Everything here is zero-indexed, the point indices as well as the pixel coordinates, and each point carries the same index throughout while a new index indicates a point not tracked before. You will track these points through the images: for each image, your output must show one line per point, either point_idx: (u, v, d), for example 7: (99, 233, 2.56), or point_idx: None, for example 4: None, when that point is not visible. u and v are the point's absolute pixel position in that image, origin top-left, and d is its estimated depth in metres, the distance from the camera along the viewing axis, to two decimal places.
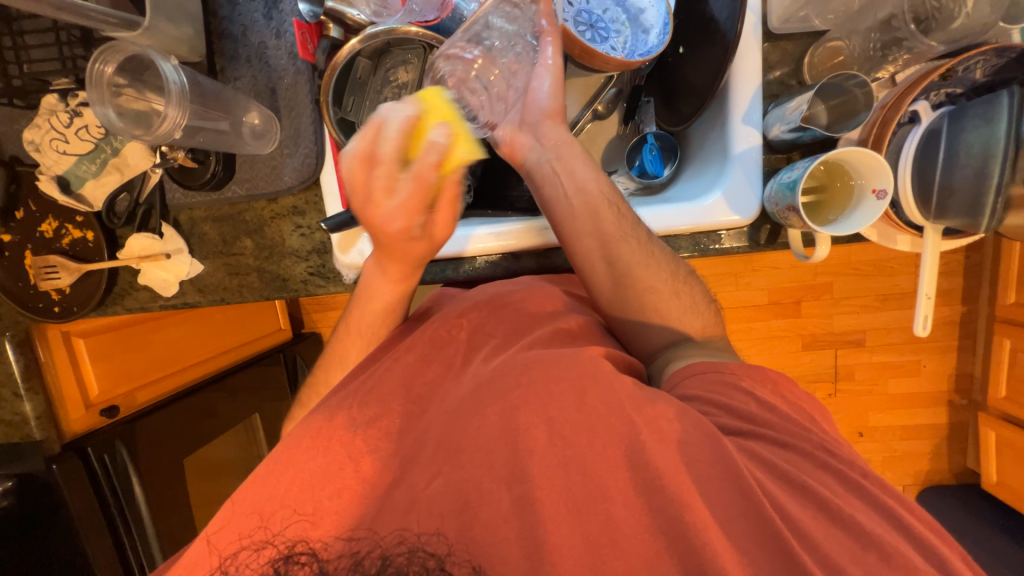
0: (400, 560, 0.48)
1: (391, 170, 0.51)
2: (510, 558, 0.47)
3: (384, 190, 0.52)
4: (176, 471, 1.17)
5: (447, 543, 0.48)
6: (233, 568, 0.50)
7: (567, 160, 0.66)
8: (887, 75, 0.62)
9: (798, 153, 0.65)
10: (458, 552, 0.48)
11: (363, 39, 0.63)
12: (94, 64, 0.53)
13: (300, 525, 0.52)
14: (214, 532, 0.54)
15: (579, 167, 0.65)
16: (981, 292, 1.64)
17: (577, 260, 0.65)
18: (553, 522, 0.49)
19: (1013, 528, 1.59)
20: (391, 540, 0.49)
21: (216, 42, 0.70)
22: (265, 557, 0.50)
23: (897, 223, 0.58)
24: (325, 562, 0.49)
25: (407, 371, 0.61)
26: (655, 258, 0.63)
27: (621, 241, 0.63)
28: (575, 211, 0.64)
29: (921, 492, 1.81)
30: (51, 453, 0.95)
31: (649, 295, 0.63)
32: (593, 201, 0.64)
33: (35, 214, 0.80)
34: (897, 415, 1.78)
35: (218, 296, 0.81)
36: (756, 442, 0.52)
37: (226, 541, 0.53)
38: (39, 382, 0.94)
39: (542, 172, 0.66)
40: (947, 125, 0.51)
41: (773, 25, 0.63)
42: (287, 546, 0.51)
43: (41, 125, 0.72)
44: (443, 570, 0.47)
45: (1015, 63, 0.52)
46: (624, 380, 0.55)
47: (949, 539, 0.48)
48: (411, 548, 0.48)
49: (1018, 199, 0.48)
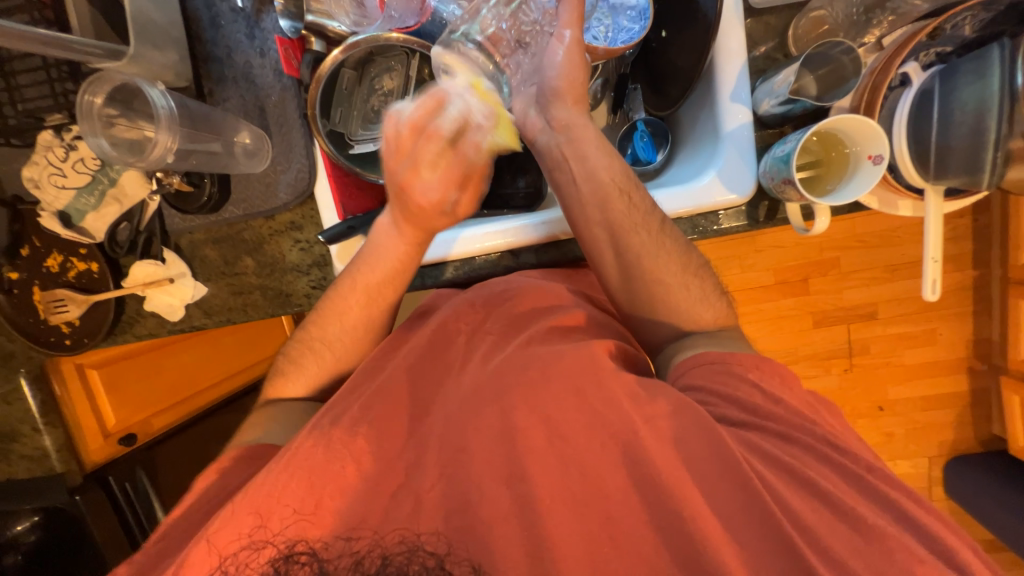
0: (400, 558, 0.50)
1: (438, 144, 0.58)
2: (515, 554, 0.50)
3: (419, 155, 0.58)
4: None
5: (446, 542, 0.50)
6: (233, 568, 0.50)
7: (578, 144, 0.63)
8: (873, 39, 0.62)
9: (790, 126, 0.64)
10: (457, 551, 0.50)
11: (344, 49, 0.63)
12: (83, 96, 0.54)
13: (299, 524, 0.51)
14: (210, 529, 0.51)
15: (592, 152, 0.62)
16: (992, 255, 1.61)
17: (587, 248, 0.64)
18: (562, 511, 0.50)
19: None
20: (391, 539, 0.51)
21: (202, 66, 0.71)
22: (265, 556, 0.50)
23: (897, 188, 0.57)
24: (325, 561, 0.50)
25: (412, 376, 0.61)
26: (668, 247, 0.61)
27: (631, 230, 0.61)
28: (584, 198, 0.63)
29: (948, 462, 1.78)
30: (73, 484, 0.96)
31: (657, 288, 0.62)
32: (603, 188, 0.62)
33: (40, 250, 0.81)
34: (917, 386, 1.75)
35: (223, 317, 0.81)
36: (754, 436, 0.52)
37: (223, 538, 0.50)
38: (57, 416, 0.95)
39: (551, 157, 0.65)
40: (939, 84, 0.50)
41: (753, 0, 0.62)
42: (287, 546, 0.51)
43: (39, 162, 0.73)
44: (443, 568, 0.49)
45: (1005, 16, 0.52)
46: (622, 377, 0.55)
47: None
48: (410, 548, 0.50)
49: (1018, 152, 0.47)
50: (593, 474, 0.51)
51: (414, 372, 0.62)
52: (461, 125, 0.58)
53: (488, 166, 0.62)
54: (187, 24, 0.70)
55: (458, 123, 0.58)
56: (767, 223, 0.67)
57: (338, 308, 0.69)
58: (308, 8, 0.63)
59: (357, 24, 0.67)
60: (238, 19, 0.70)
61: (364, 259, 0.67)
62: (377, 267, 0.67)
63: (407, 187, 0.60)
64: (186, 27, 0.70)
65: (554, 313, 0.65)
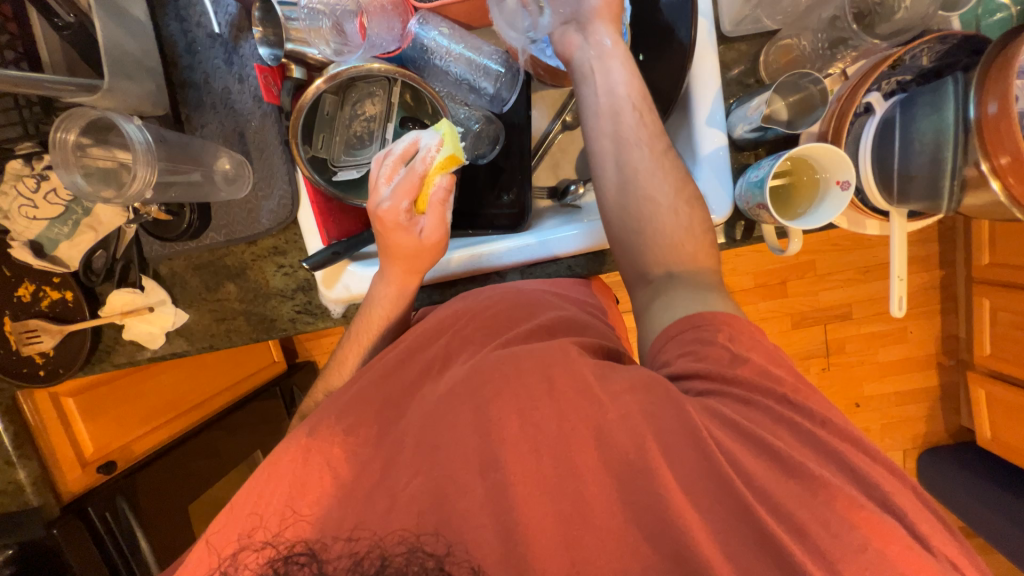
0: (399, 559, 0.48)
1: (390, 163, 0.64)
2: None
3: (381, 186, 0.64)
4: (182, 519, 1.16)
5: (446, 542, 0.48)
6: (233, 568, 0.50)
7: (607, 61, 0.63)
8: (839, 70, 0.64)
9: (764, 149, 0.66)
10: (458, 552, 0.48)
11: (326, 79, 0.63)
12: (55, 133, 0.53)
13: (297, 525, 0.51)
14: (212, 534, 0.53)
15: (615, 67, 0.63)
16: (956, 256, 1.69)
17: (592, 161, 0.65)
18: (555, 533, 0.48)
19: (1010, 481, 1.63)
20: (391, 539, 0.49)
21: (178, 92, 0.70)
22: (264, 557, 0.49)
23: (863, 210, 0.60)
24: (324, 561, 0.49)
25: (401, 399, 0.61)
26: (666, 167, 0.61)
27: (634, 144, 0.62)
28: (600, 108, 0.63)
29: (922, 454, 1.85)
30: (51, 517, 0.94)
31: (647, 207, 0.61)
32: (619, 102, 0.62)
33: (11, 280, 0.79)
34: (890, 382, 1.82)
35: (206, 343, 0.80)
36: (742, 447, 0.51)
37: (225, 540, 0.51)
38: (31, 448, 0.93)
39: (580, 72, 0.65)
40: (900, 113, 0.53)
41: (725, 29, 0.65)
42: (286, 547, 0.50)
43: (9, 192, 0.71)
44: (443, 569, 0.47)
45: (958, 48, 0.55)
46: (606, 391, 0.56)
47: (943, 514, 0.50)
48: (410, 549, 0.48)
49: (972, 180, 0.49)
50: (588, 487, 0.50)
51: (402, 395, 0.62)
52: (414, 152, 0.64)
53: (444, 187, 0.64)
54: (163, 51, 0.69)
55: (409, 150, 0.64)
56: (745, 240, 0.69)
57: (342, 348, 0.73)
58: (286, 36, 0.62)
59: (338, 54, 0.66)
60: (215, 45, 0.69)
61: (362, 315, 0.71)
62: (372, 319, 0.70)
63: (375, 219, 0.64)
64: (162, 52, 0.69)
65: (538, 314, 0.67)
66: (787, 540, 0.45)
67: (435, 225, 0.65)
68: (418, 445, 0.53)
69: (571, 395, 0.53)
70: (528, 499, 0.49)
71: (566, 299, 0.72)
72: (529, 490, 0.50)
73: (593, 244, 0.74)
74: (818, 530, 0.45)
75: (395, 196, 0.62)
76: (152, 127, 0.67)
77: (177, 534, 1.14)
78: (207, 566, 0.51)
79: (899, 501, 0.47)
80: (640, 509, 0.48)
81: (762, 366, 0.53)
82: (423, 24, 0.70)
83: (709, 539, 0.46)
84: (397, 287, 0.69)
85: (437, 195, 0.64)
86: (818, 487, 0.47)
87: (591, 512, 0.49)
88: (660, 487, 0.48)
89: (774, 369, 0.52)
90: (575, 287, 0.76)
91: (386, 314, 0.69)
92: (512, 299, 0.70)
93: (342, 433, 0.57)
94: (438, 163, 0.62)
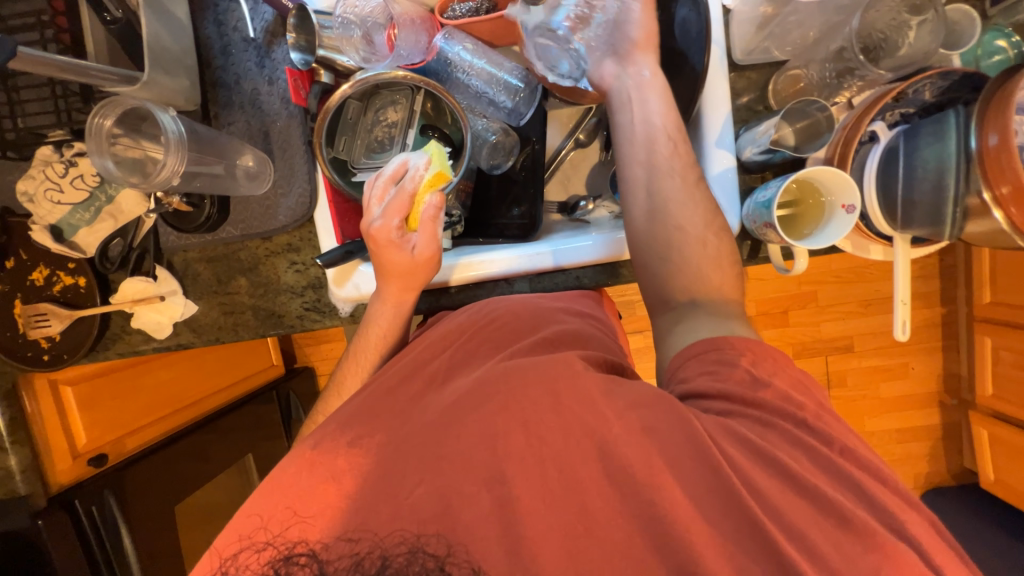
0: (399, 560, 0.47)
1: (380, 185, 0.66)
2: None
3: (373, 208, 0.66)
4: (168, 519, 1.13)
5: (447, 543, 0.48)
6: (233, 568, 0.49)
7: (644, 92, 0.65)
8: (845, 99, 0.67)
9: (771, 172, 0.69)
10: (458, 553, 0.47)
11: (352, 84, 0.66)
12: (94, 118, 0.55)
13: (300, 525, 0.50)
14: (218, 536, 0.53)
15: (652, 98, 0.64)
16: (958, 293, 1.70)
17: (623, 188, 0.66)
18: (556, 538, 0.48)
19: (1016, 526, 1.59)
20: (392, 540, 0.48)
21: (210, 90, 0.73)
22: (266, 556, 0.49)
23: (867, 235, 0.62)
24: (325, 561, 0.48)
25: (406, 397, 0.61)
26: (697, 198, 0.62)
27: (668, 173, 0.63)
28: (635, 137, 0.64)
29: (924, 494, 1.82)
30: (35, 507, 0.92)
31: (677, 236, 0.62)
32: (655, 132, 0.63)
33: (26, 264, 0.80)
34: (892, 418, 1.80)
35: (212, 336, 0.81)
36: None
37: (229, 539, 0.51)
38: (24, 435, 0.92)
39: (617, 101, 0.66)
40: (904, 142, 0.55)
41: (736, 57, 0.68)
42: (287, 547, 0.49)
43: (36, 177, 0.74)
44: (443, 569, 0.47)
45: (959, 84, 0.57)
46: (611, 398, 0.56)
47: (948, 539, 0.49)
48: (411, 549, 0.48)
49: (974, 209, 0.50)
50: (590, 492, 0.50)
51: (408, 394, 0.62)
52: (404, 173, 0.66)
53: (434, 202, 0.65)
54: (200, 52, 0.72)
55: (399, 171, 0.66)
56: (751, 259, 0.71)
57: (345, 362, 0.74)
58: (319, 43, 0.65)
59: (365, 62, 0.69)
60: (249, 48, 0.72)
61: (361, 333, 0.72)
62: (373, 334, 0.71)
63: (368, 239, 0.66)
64: (198, 53, 0.72)
65: (543, 330, 0.67)
66: (792, 556, 0.44)
67: (427, 241, 0.66)
68: (422, 444, 0.53)
69: (576, 399, 0.53)
70: (529, 502, 0.49)
71: (573, 310, 0.73)
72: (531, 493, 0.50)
73: (600, 256, 0.75)
74: (819, 545, 0.45)
75: (386, 215, 0.64)
76: (184, 120, 0.69)
77: (164, 533, 1.12)
78: (209, 565, 0.51)
79: (904, 522, 0.46)
80: (642, 517, 0.48)
81: (766, 381, 0.53)
82: (448, 39, 0.72)
83: (712, 552, 0.46)
84: (393, 306, 0.70)
85: (428, 213, 0.65)
86: (822, 504, 0.46)
87: (592, 519, 0.49)
88: (663, 496, 0.48)
89: (779, 383, 0.53)
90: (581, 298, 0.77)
91: (393, 314, 0.70)
92: (519, 311, 0.71)
93: (346, 428, 0.57)
94: (425, 181, 0.65)
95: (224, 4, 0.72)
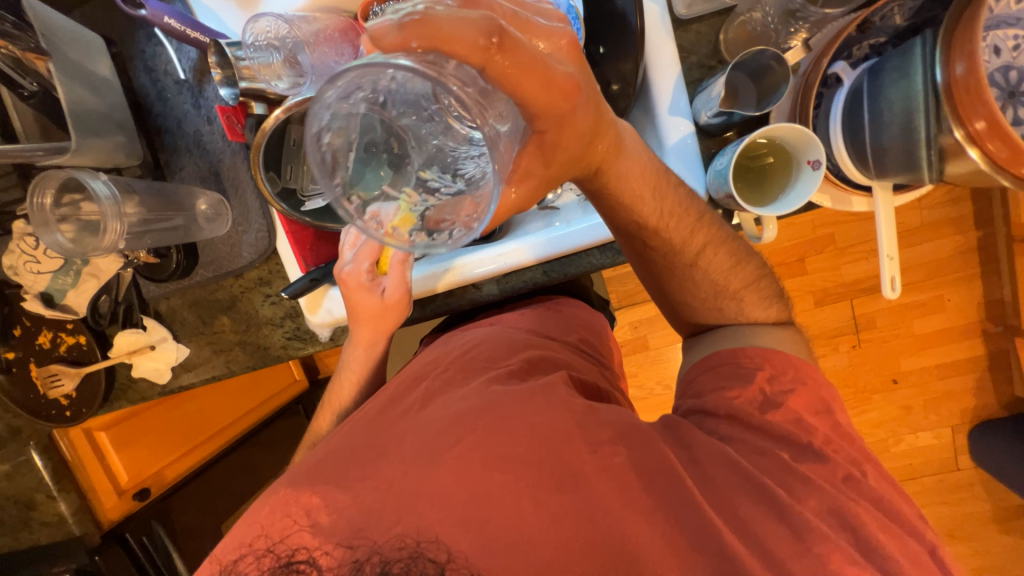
0: (399, 566, 0.47)
1: (354, 235, 0.71)
2: None
3: (345, 255, 0.71)
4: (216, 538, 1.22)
5: (448, 551, 0.48)
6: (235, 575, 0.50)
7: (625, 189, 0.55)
8: (800, 42, 0.61)
9: (734, 132, 0.63)
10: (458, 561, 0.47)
11: (284, 110, 0.62)
12: (32, 199, 0.57)
13: (299, 532, 0.51)
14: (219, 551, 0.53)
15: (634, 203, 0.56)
16: (995, 212, 1.55)
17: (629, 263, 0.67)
18: (542, 539, 0.49)
19: None
20: (391, 546, 0.48)
21: (155, 139, 0.73)
22: (266, 564, 0.49)
23: (842, 186, 0.57)
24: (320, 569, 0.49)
25: (385, 418, 0.61)
26: (698, 276, 0.65)
27: (664, 263, 0.64)
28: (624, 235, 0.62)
29: (972, 430, 1.73)
30: (91, 544, 1.00)
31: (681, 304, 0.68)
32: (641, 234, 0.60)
33: (31, 329, 0.85)
34: (929, 356, 1.71)
35: (209, 374, 0.84)
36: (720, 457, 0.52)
37: (228, 546, 0.53)
38: (69, 481, 1.00)
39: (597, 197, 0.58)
40: (868, 83, 0.49)
41: (680, 12, 0.62)
42: (286, 554, 0.50)
43: (15, 250, 0.77)
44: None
45: (931, 4, 0.51)
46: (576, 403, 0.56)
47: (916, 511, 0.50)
48: (411, 555, 0.47)
49: (950, 149, 0.45)
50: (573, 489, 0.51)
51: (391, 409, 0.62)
52: None
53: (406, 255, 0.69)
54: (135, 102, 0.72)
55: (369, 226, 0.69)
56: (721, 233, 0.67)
57: (330, 397, 0.81)
58: (240, 75, 0.64)
59: (294, 86, 0.67)
60: (182, 91, 0.71)
61: (338, 378, 0.79)
62: (352, 372, 0.78)
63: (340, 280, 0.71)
64: (135, 104, 0.71)
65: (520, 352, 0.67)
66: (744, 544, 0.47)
67: (398, 287, 0.70)
68: (404, 459, 0.54)
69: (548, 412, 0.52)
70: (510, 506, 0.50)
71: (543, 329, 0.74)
72: (516, 495, 0.50)
73: (562, 250, 0.72)
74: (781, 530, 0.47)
75: (358, 265, 0.69)
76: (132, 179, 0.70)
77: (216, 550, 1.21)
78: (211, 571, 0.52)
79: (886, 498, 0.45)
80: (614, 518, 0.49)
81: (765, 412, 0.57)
82: None
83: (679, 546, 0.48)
84: (364, 347, 0.76)
85: (397, 258, 0.69)
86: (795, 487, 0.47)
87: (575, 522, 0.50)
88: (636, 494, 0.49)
89: (786, 401, 0.58)
90: (556, 316, 0.79)
91: (365, 359, 0.76)
92: (491, 340, 0.70)
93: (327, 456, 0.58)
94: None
95: (150, 50, 0.71)
